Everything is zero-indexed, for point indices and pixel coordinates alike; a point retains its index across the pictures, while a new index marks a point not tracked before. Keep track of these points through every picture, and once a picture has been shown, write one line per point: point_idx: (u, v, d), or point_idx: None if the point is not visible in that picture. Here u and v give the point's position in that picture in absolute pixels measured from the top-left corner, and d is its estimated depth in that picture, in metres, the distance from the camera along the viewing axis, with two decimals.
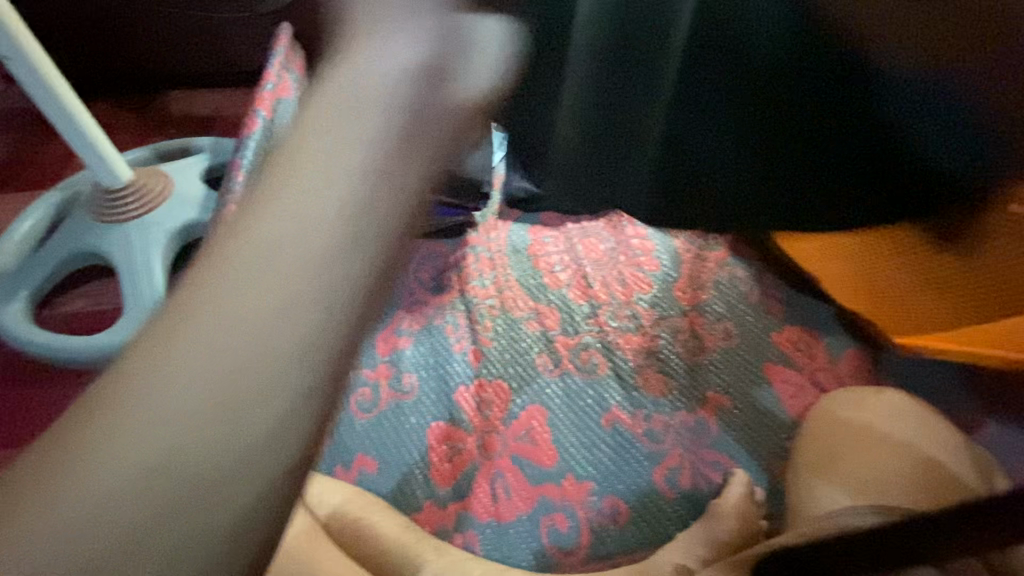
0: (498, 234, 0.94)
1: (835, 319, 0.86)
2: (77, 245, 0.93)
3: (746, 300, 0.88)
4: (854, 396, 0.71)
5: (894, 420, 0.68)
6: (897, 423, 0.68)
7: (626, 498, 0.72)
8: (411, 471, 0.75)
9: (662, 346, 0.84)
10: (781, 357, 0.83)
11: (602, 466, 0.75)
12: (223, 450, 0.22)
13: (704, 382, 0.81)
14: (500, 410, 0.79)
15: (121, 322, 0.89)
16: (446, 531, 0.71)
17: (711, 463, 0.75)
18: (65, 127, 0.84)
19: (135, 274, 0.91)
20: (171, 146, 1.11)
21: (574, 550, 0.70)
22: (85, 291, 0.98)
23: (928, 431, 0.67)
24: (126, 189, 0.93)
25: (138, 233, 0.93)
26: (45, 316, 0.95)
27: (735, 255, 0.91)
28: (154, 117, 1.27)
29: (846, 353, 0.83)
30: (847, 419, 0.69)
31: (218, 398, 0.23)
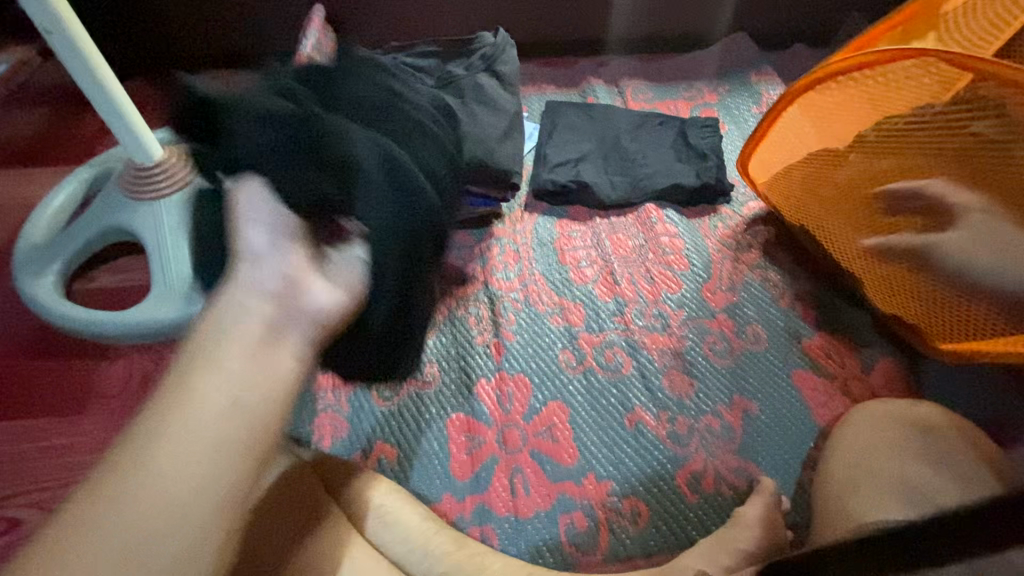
0: (524, 226, 0.94)
1: (869, 328, 0.84)
2: (109, 220, 0.94)
3: (777, 303, 0.87)
4: (888, 408, 0.69)
5: (926, 429, 0.66)
6: (933, 432, 0.65)
7: (645, 500, 0.71)
8: (429, 461, 0.75)
9: (689, 348, 0.82)
10: (811, 364, 0.81)
11: (622, 466, 0.74)
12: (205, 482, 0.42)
13: (731, 386, 0.79)
14: (521, 405, 0.78)
15: (149, 299, 0.90)
16: (463, 523, 0.71)
17: (735, 469, 0.73)
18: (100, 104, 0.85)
19: (164, 252, 0.92)
20: None
21: (593, 550, 0.69)
22: (116, 266, 0.99)
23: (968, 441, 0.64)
24: (158, 165, 0.93)
25: (168, 210, 0.94)
26: (75, 289, 0.97)
27: (768, 258, 0.91)
28: None
29: (881, 363, 0.81)
30: (879, 429, 0.67)
31: (175, 484, 0.41)
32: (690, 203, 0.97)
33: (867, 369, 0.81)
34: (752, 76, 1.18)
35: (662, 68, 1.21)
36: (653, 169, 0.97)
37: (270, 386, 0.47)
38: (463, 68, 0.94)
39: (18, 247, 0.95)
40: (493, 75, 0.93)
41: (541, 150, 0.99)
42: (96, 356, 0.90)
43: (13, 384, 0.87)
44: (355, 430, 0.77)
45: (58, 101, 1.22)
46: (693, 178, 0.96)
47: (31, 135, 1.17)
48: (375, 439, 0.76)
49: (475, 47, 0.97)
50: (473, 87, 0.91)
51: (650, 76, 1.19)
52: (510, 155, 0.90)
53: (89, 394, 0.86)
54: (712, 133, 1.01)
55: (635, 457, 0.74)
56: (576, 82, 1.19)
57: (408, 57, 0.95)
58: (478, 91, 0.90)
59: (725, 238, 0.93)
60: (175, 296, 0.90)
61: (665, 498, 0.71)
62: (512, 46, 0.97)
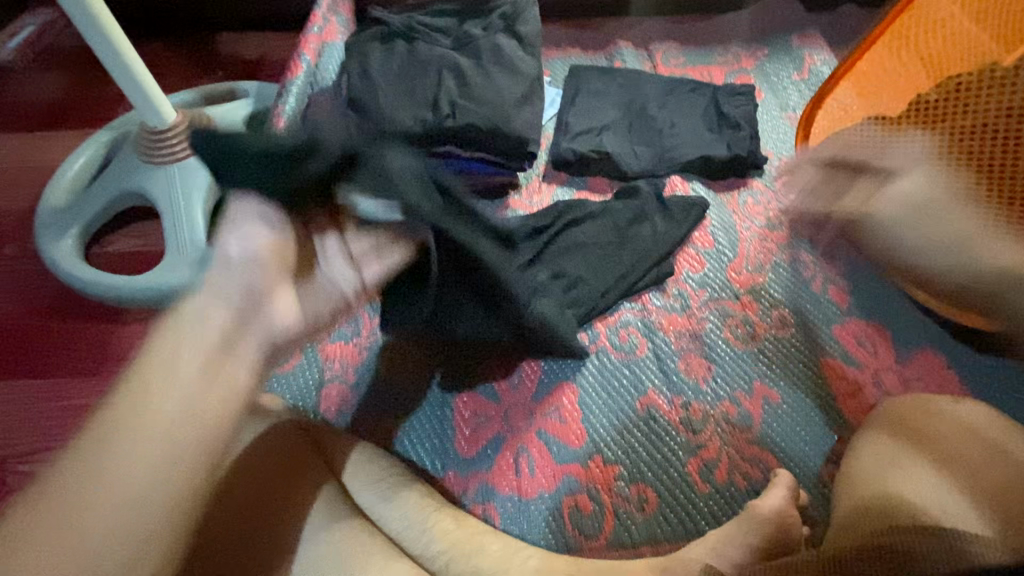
0: (542, 197, 0.89)
1: (908, 319, 0.80)
2: (123, 184, 0.94)
3: (807, 287, 0.82)
4: (924, 405, 0.64)
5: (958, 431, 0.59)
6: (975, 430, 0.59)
7: (654, 486, 0.69)
8: (435, 434, 0.73)
9: (709, 330, 0.79)
10: (841, 352, 0.77)
11: (620, 441, 0.72)
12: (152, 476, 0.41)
13: (752, 371, 0.76)
14: (530, 383, 0.76)
15: (163, 264, 0.90)
16: (467, 498, 0.70)
17: (751, 458, 0.70)
18: (113, 67, 0.84)
19: (178, 217, 0.91)
20: (219, 90, 1.10)
21: (597, 535, 0.67)
22: (134, 231, 0.99)
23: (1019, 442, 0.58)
24: (170, 129, 0.92)
25: (182, 175, 0.93)
26: (94, 253, 0.97)
27: (798, 238, 0.86)
28: (202, 55, 1.26)
29: (917, 355, 0.77)
30: (907, 431, 0.63)
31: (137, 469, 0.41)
32: (720, 175, 0.91)
33: (901, 360, 0.77)
34: (795, 40, 1.09)
35: (695, 30, 1.13)
36: (680, 139, 0.92)
37: (195, 413, 0.44)
38: (481, 28, 0.88)
39: (40, 208, 0.96)
40: (513, 36, 0.88)
41: (562, 118, 0.95)
42: (115, 320, 0.91)
43: (35, 344, 0.89)
44: (361, 404, 0.76)
45: (79, 63, 1.22)
46: (723, 149, 0.90)
47: (53, 97, 1.17)
48: (381, 415, 0.75)
49: (494, 6, 0.92)
50: (492, 49, 0.86)
51: (683, 39, 1.11)
52: (527, 120, 0.83)
53: (108, 357, 0.88)
54: (745, 102, 0.94)
55: (639, 429, 0.72)
56: (603, 44, 1.12)
57: (424, 16, 0.91)
58: (497, 54, 0.86)
59: (755, 216, 0.89)
60: (188, 262, 0.90)
61: (670, 479, 0.69)
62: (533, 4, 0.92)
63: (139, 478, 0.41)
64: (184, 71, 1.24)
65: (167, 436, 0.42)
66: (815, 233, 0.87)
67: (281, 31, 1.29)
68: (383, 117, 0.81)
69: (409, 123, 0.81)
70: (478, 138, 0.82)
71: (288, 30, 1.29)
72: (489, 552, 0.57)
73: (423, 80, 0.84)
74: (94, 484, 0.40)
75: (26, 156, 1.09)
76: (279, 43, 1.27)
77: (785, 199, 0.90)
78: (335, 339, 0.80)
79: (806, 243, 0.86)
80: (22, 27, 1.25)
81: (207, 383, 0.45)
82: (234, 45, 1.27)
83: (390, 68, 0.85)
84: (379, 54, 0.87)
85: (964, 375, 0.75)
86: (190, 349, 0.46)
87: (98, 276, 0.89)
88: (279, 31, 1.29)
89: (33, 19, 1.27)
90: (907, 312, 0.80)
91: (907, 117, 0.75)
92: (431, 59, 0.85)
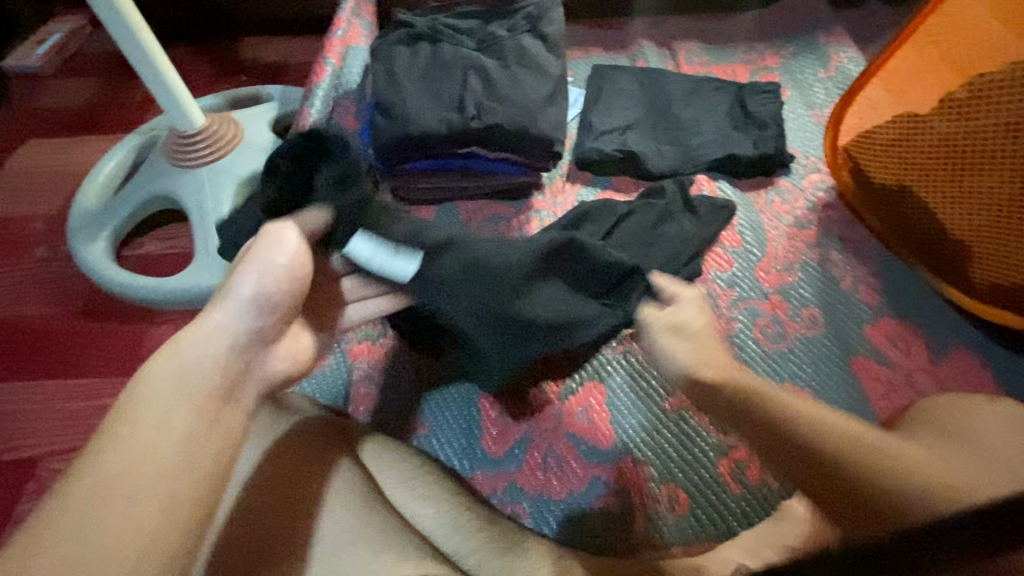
0: (565, 198, 0.90)
1: (944, 319, 0.78)
2: (154, 187, 0.96)
3: (837, 287, 0.81)
4: (962, 404, 0.63)
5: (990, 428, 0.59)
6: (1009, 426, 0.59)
7: (685, 487, 0.68)
8: (464, 433, 0.74)
9: (738, 330, 0.78)
10: (873, 352, 0.76)
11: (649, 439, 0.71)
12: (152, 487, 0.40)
13: (783, 372, 0.75)
14: (557, 383, 0.76)
15: (193, 265, 0.91)
16: (497, 497, 0.70)
17: None
18: (144, 71, 0.85)
19: (206, 219, 0.93)
20: (244, 94, 1.11)
21: (627, 535, 0.66)
22: (164, 234, 1.01)
23: None
24: (199, 132, 0.94)
25: (210, 178, 0.94)
26: (125, 255, 0.99)
27: (827, 237, 0.85)
28: (227, 59, 1.28)
29: (953, 355, 0.75)
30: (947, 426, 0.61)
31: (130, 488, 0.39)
32: (746, 174, 0.91)
33: (935, 360, 0.75)
34: (821, 37, 1.08)
35: (718, 29, 1.12)
36: (706, 138, 0.91)
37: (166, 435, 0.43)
38: (506, 29, 0.88)
39: (73, 211, 0.98)
40: (538, 37, 0.88)
41: (586, 118, 0.94)
42: (146, 320, 0.93)
43: (69, 344, 0.91)
44: (391, 404, 0.76)
45: (108, 69, 1.24)
46: (750, 148, 0.89)
47: (84, 102, 1.19)
48: (410, 415, 0.75)
49: (518, 7, 0.92)
50: (517, 50, 0.86)
51: (706, 38, 1.11)
52: (553, 121, 0.83)
53: (140, 357, 0.89)
54: (772, 100, 0.93)
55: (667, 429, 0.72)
56: (625, 44, 1.12)
57: (448, 19, 0.91)
58: (521, 55, 0.86)
59: (783, 215, 0.88)
60: (217, 264, 0.91)
61: (699, 477, 0.69)
62: (557, 4, 0.91)
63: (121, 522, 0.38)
64: (209, 75, 1.26)
65: (149, 448, 0.41)
66: (844, 232, 0.86)
67: (304, 36, 1.30)
68: (408, 119, 0.81)
69: (436, 125, 0.81)
70: (503, 139, 0.82)
71: (311, 35, 1.30)
72: (521, 551, 0.57)
73: (449, 82, 0.84)
74: (48, 524, 0.37)
75: (58, 160, 1.12)
76: (302, 47, 1.28)
77: (812, 197, 0.89)
78: (363, 340, 0.80)
79: (835, 242, 0.85)
80: (51, 33, 1.27)
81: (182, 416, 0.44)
82: (258, 50, 1.28)
83: (416, 70, 0.85)
84: (404, 56, 0.87)
85: (1001, 375, 0.74)
86: (162, 409, 0.44)
87: (129, 277, 0.91)
88: (301, 35, 1.30)
89: (63, 25, 1.29)
90: (941, 311, 0.79)
91: (939, 115, 0.74)
92: (456, 62, 0.85)
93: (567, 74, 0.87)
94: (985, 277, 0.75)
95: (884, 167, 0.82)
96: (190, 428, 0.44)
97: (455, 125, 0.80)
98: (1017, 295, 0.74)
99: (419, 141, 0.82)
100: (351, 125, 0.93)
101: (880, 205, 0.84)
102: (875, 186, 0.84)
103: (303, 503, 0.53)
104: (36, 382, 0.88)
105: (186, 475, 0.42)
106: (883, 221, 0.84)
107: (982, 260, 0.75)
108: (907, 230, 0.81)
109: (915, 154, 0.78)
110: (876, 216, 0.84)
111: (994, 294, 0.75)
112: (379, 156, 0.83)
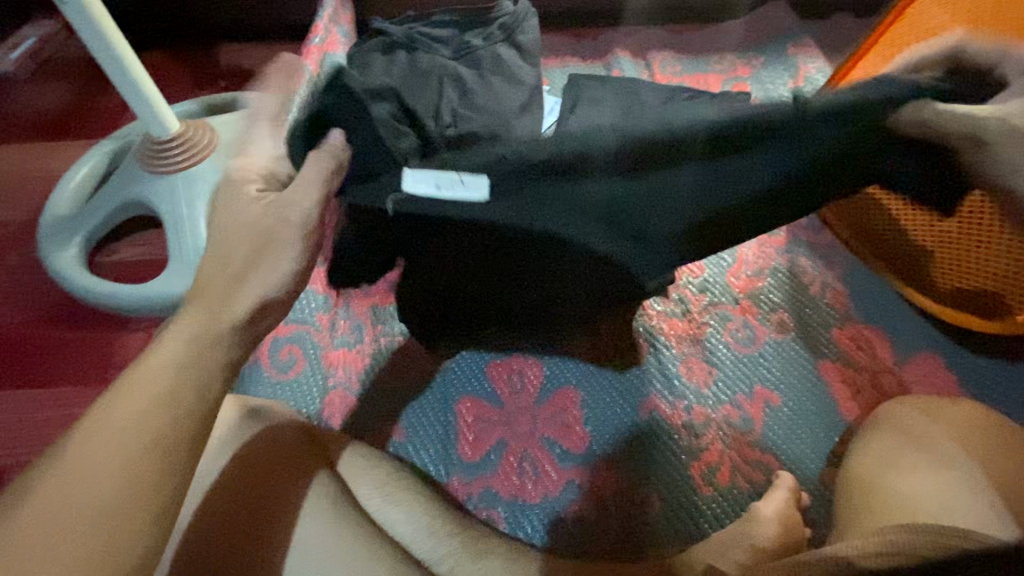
0: None
1: (908, 323, 0.81)
2: (127, 193, 0.95)
3: (805, 291, 0.83)
4: (921, 404, 0.65)
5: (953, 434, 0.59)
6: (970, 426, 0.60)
7: (658, 489, 0.69)
8: (440, 439, 0.74)
9: (709, 334, 0.80)
10: (840, 355, 0.78)
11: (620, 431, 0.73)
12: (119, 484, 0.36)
13: (753, 375, 0.76)
14: (532, 387, 0.77)
15: (167, 272, 0.90)
16: (472, 502, 0.70)
17: (753, 461, 0.71)
18: (118, 77, 0.84)
19: (181, 226, 0.92)
20: (221, 100, 1.11)
21: (600, 538, 0.67)
22: (138, 241, 1.00)
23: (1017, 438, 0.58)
24: (173, 138, 0.93)
25: (185, 184, 0.94)
26: (98, 262, 0.98)
27: (796, 243, 0.88)
28: (204, 65, 1.28)
29: (916, 357, 0.78)
30: (911, 431, 0.63)
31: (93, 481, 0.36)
32: None
33: (900, 362, 0.78)
34: (789, 48, 1.11)
35: (691, 39, 1.14)
36: None
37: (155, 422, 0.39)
38: (481, 38, 0.90)
39: (43, 218, 0.96)
40: (513, 46, 0.89)
41: (561, 126, 0.96)
42: (119, 328, 0.91)
43: (37, 354, 0.90)
44: (367, 410, 0.76)
45: (82, 75, 1.22)
46: None
47: (57, 109, 1.18)
48: (386, 420, 0.75)
49: (494, 16, 0.93)
50: (492, 59, 0.87)
51: (679, 48, 1.13)
52: (528, 129, 0.84)
53: (112, 365, 0.88)
54: (742, 109, 0.95)
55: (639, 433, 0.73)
56: (601, 53, 1.14)
57: (424, 27, 0.92)
58: (496, 64, 0.87)
59: None
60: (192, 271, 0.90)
61: (672, 478, 0.70)
62: (533, 14, 0.92)
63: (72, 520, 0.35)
64: (186, 82, 1.25)
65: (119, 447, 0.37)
66: (812, 238, 0.88)
67: (283, 42, 1.30)
68: None
69: None
70: None
71: (290, 41, 1.30)
72: (495, 556, 0.57)
73: (424, 90, 0.85)
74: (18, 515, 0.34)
75: (29, 167, 1.10)
76: (280, 53, 1.28)
77: None
78: (339, 346, 0.80)
79: (804, 248, 0.87)
80: (22, 37, 1.25)
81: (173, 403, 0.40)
82: (236, 56, 1.28)
83: (391, 78, 0.86)
84: (380, 64, 0.87)
85: (963, 375, 0.76)
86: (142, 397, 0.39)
87: (101, 284, 0.90)
88: (279, 42, 1.30)
89: (35, 29, 1.26)
90: (904, 314, 0.81)
91: None
92: (432, 70, 0.86)
93: (541, 83, 0.89)
94: (949, 282, 0.76)
95: None
96: (172, 407, 0.40)
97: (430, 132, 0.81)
98: (977, 301, 0.75)
99: None
100: None
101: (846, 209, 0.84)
102: None
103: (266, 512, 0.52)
104: (3, 393, 0.86)
105: (152, 451, 0.38)
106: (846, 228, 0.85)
107: (944, 266, 0.76)
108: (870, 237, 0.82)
109: None
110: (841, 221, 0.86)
111: (957, 300, 0.76)
112: None
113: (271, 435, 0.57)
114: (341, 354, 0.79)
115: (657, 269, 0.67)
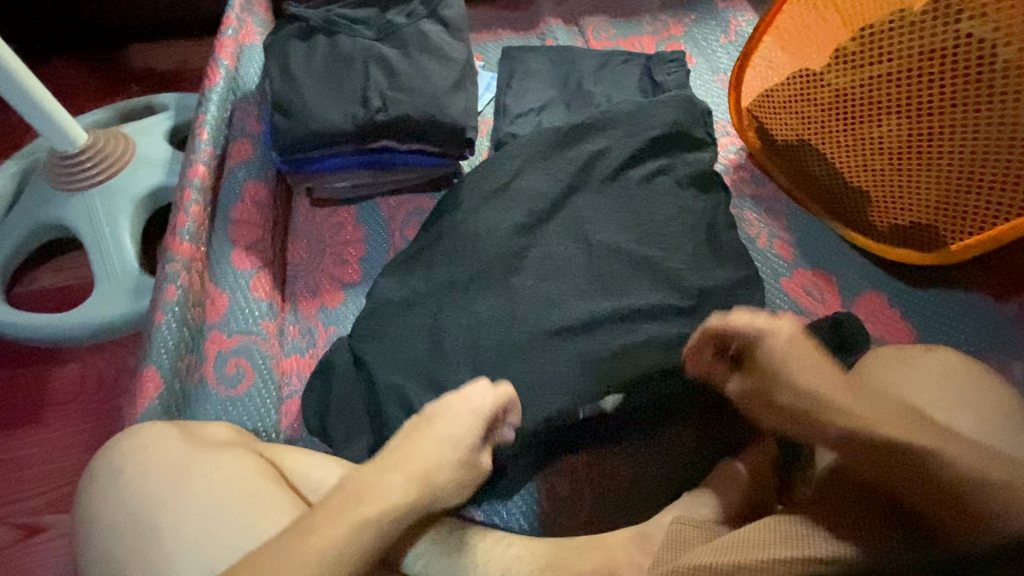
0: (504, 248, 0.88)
1: (856, 266, 0.83)
2: (40, 216, 0.88)
3: (754, 244, 0.84)
4: (892, 349, 0.62)
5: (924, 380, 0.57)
6: (949, 371, 0.57)
7: (625, 466, 0.72)
8: None
9: None
10: (793, 305, 0.80)
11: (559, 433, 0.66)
12: (178, 536, 0.50)
13: None
14: None
15: (94, 297, 0.84)
16: None
17: (718, 416, 0.73)
18: (3, 87, 0.75)
19: (103, 245, 0.86)
20: (137, 106, 1.03)
21: (577, 513, 0.70)
22: (60, 265, 0.93)
23: (991, 383, 0.57)
24: (82, 152, 0.86)
25: (103, 199, 0.87)
26: (17, 294, 0.91)
27: (743, 195, 0.89)
28: (112, 73, 1.19)
29: (864, 296, 0.80)
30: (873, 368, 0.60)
31: (190, 511, 0.51)
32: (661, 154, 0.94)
33: (848, 305, 0.80)
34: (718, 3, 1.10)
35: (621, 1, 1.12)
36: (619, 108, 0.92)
37: (181, 536, 0.50)
38: (404, 15, 0.86)
39: None
40: (439, 22, 0.86)
41: (500, 101, 0.94)
42: (50, 362, 0.85)
43: None
44: None
45: None
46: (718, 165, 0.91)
47: None
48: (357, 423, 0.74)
49: None
50: (418, 36, 0.84)
51: (610, 11, 1.11)
52: (463, 106, 0.81)
53: (45, 402, 0.82)
54: (678, 68, 0.94)
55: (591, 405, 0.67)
56: (533, 24, 1.11)
57: (342, 8, 0.87)
58: (424, 41, 0.83)
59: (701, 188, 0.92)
60: (123, 293, 0.84)
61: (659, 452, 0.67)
62: None
63: (189, 546, 0.49)
64: (95, 94, 1.17)
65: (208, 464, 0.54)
66: (756, 191, 0.89)
67: (199, 42, 1.22)
68: (311, 117, 0.78)
69: (339, 118, 0.78)
70: (413, 130, 0.80)
71: (206, 40, 1.23)
72: (470, 549, 0.56)
73: (349, 73, 0.81)
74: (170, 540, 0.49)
75: None
76: (196, 53, 1.21)
77: (724, 161, 0.92)
78: (290, 352, 0.78)
79: (750, 202, 0.88)
80: None
81: (186, 495, 0.52)
82: (148, 58, 1.20)
83: (312, 64, 0.81)
84: (300, 51, 0.83)
85: (907, 312, 0.78)
86: (173, 522, 0.50)
87: (21, 315, 0.83)
88: (195, 39, 1.23)
89: None
90: (848, 257, 0.83)
91: (830, 70, 0.78)
92: (354, 52, 0.82)
93: (472, 57, 0.86)
94: (886, 219, 0.79)
95: (784, 123, 0.84)
96: (177, 524, 0.50)
97: (361, 118, 0.78)
98: (913, 233, 0.78)
99: (323, 136, 0.79)
100: (252, 127, 0.88)
101: (783, 159, 0.87)
102: (776, 136, 0.86)
103: (220, 516, 0.51)
104: None
105: (191, 528, 0.50)
106: (782, 180, 0.88)
107: (881, 205, 0.79)
108: (808, 184, 0.85)
109: (813, 111, 0.81)
110: (775, 168, 0.88)
111: (887, 235, 0.80)
112: (283, 158, 0.81)
113: (212, 450, 0.55)
114: (295, 361, 0.77)
115: (536, 162, 0.80)
